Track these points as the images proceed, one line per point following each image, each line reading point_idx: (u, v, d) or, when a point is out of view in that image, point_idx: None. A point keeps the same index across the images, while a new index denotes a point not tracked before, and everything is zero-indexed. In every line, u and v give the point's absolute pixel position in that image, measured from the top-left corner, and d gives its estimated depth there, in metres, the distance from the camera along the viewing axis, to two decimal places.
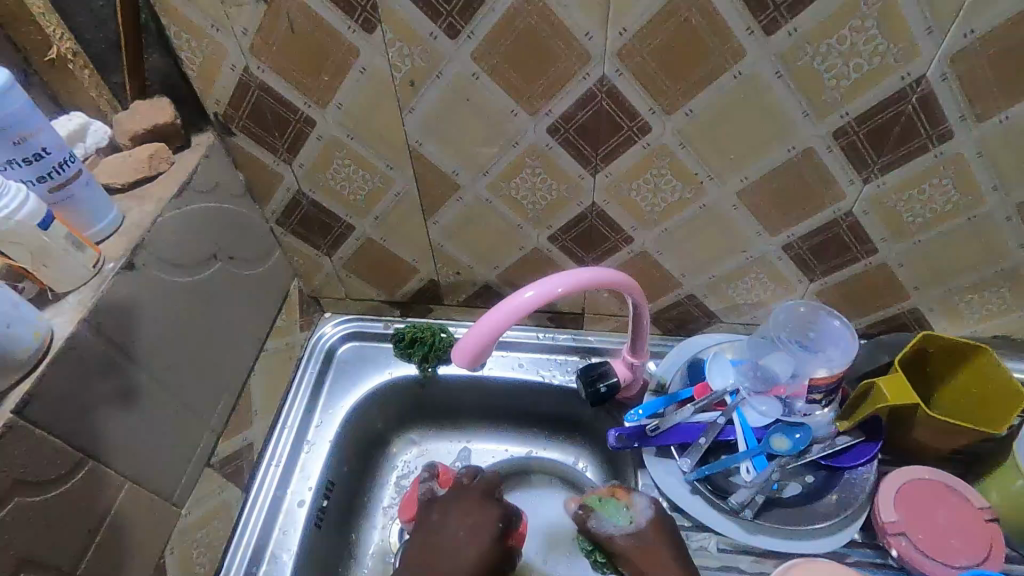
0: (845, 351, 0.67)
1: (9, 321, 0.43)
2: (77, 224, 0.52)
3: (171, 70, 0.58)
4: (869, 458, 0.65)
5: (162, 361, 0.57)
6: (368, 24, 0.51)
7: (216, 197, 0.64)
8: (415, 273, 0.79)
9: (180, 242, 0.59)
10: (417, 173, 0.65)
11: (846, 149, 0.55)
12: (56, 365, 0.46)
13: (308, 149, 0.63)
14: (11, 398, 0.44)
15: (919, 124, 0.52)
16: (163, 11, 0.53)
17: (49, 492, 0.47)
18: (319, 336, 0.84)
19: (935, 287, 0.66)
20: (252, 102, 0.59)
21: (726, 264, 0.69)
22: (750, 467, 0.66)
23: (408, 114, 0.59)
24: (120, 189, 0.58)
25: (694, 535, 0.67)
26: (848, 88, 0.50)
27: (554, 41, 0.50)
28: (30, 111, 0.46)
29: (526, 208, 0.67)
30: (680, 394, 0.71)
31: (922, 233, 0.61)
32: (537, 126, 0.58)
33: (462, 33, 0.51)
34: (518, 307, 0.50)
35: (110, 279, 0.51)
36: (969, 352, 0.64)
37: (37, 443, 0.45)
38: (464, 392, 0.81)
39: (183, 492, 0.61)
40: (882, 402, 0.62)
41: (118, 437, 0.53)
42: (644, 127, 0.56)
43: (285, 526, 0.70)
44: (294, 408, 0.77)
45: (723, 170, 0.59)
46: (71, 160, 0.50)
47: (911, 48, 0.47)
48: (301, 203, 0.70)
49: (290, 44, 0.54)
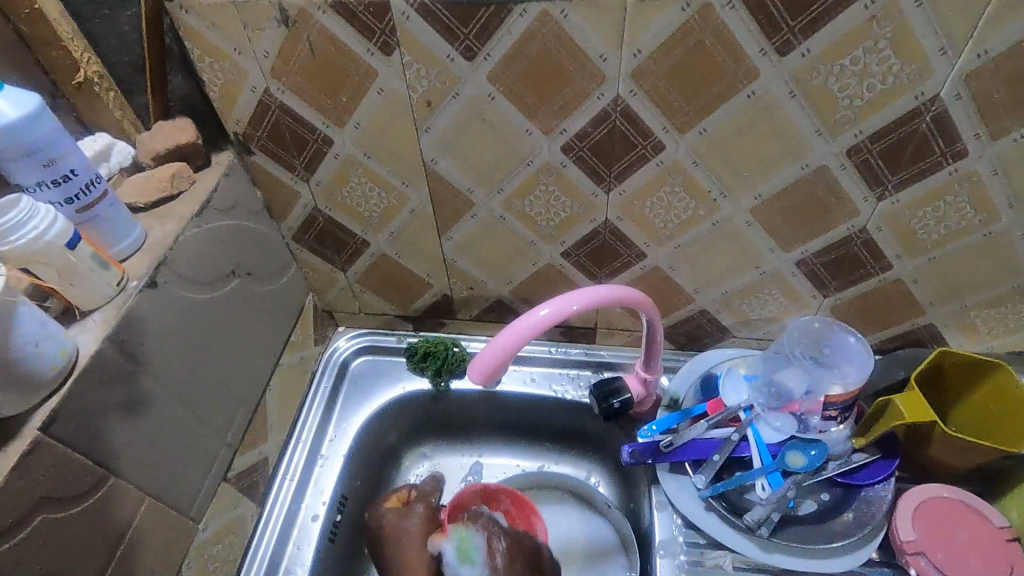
0: (861, 368, 0.66)
1: (38, 340, 0.44)
2: (101, 243, 0.53)
3: (194, 92, 0.59)
4: (886, 475, 0.65)
5: (183, 376, 0.58)
6: (387, 47, 0.52)
7: (236, 215, 0.65)
8: (429, 289, 0.80)
9: (200, 259, 0.59)
10: (432, 191, 0.66)
11: (859, 167, 0.55)
12: (81, 382, 0.47)
13: (326, 166, 0.64)
14: (38, 416, 0.45)
15: (934, 143, 0.52)
16: (188, 35, 0.54)
17: (72, 508, 0.47)
18: (334, 349, 0.85)
19: (951, 303, 0.66)
20: (272, 122, 0.60)
21: (739, 279, 0.69)
22: (765, 484, 0.65)
23: (424, 134, 0.59)
24: (143, 208, 0.59)
25: (709, 553, 0.67)
26: (862, 108, 0.51)
27: (569, 62, 0.51)
28: (59, 135, 0.48)
29: (540, 225, 0.67)
30: (694, 411, 0.70)
31: (937, 249, 0.61)
32: (551, 144, 0.58)
33: (479, 54, 0.52)
34: (535, 325, 0.50)
35: (133, 297, 0.52)
36: (985, 369, 0.64)
37: (63, 458, 0.46)
38: (477, 406, 0.81)
39: (201, 506, 0.62)
40: (898, 419, 0.62)
41: (138, 452, 0.53)
42: (657, 146, 0.57)
43: (299, 541, 0.70)
44: (308, 422, 0.78)
45: (735, 187, 0.59)
46: (98, 181, 0.51)
47: (924, 68, 0.47)
48: (317, 220, 0.72)
49: (309, 66, 0.55)
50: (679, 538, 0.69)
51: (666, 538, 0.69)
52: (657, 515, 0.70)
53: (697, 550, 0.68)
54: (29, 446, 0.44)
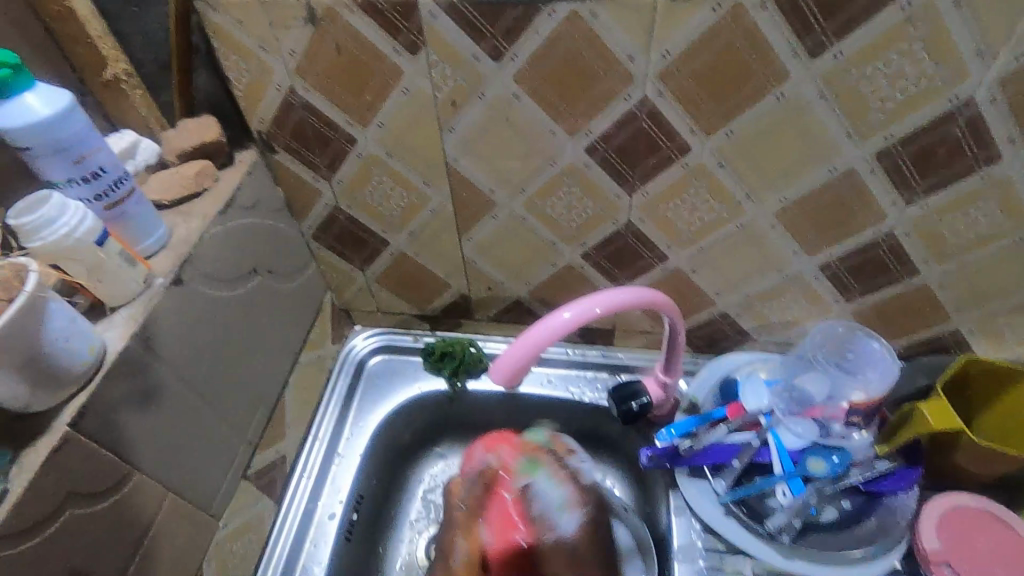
0: (884, 374, 0.66)
1: (68, 336, 0.44)
2: (128, 240, 0.53)
3: (219, 90, 0.59)
4: (911, 482, 0.63)
5: (205, 373, 0.58)
6: (413, 47, 0.52)
7: (258, 214, 0.65)
8: (447, 288, 0.79)
9: (223, 257, 0.60)
10: (453, 190, 0.66)
11: (888, 170, 0.54)
12: (108, 379, 0.47)
13: (348, 165, 0.65)
14: (66, 412, 0.45)
15: (966, 146, 0.51)
16: (215, 34, 0.54)
17: (99, 504, 0.48)
18: (350, 348, 0.83)
19: (978, 309, 0.65)
20: (295, 121, 0.61)
21: (761, 283, 0.69)
22: (785, 490, 0.64)
23: (448, 133, 0.59)
24: (168, 205, 0.59)
25: (729, 558, 0.67)
26: (893, 111, 0.50)
27: (596, 61, 0.51)
28: (89, 132, 0.48)
29: (561, 226, 0.67)
30: (713, 415, 0.69)
31: (965, 255, 0.60)
32: (575, 145, 0.58)
33: (506, 54, 0.51)
34: (560, 328, 0.50)
35: (159, 295, 0.52)
36: (1012, 377, 0.63)
37: (90, 454, 0.46)
38: (493, 407, 0.81)
39: (221, 503, 0.62)
40: (926, 427, 0.61)
41: (161, 450, 0.54)
42: (683, 147, 0.56)
43: (316, 539, 0.70)
44: (325, 420, 0.77)
45: (762, 191, 0.59)
46: (126, 178, 0.51)
47: (959, 71, 0.47)
48: (337, 219, 0.72)
49: (335, 65, 0.55)
50: (698, 543, 0.68)
51: (684, 543, 0.69)
52: (675, 520, 0.70)
53: (716, 555, 0.67)
54: (57, 442, 0.44)
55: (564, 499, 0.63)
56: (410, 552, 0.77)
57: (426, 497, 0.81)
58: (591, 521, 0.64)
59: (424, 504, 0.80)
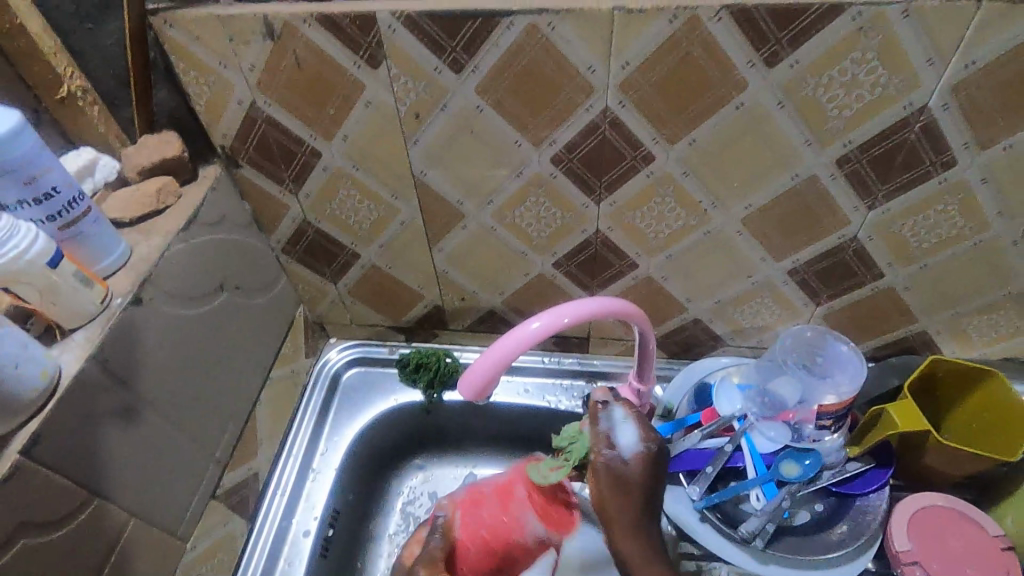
0: (854, 377, 0.65)
1: (19, 361, 0.43)
2: (85, 260, 0.52)
3: (180, 105, 0.58)
4: (880, 485, 0.65)
5: (168, 394, 0.57)
6: (374, 60, 0.52)
7: (223, 229, 0.64)
8: (421, 300, 0.79)
9: (186, 274, 0.59)
10: (421, 202, 0.65)
11: (850, 176, 0.55)
12: (62, 405, 0.46)
13: (314, 179, 0.64)
14: (19, 440, 0.44)
15: (923, 152, 0.52)
16: (173, 49, 0.53)
17: (56, 532, 0.47)
18: (324, 362, 0.84)
19: (943, 310, 0.66)
20: (259, 135, 0.60)
21: (731, 288, 0.69)
22: (759, 494, 0.65)
23: (413, 145, 0.59)
24: (130, 223, 0.58)
25: (705, 565, 0.67)
26: (850, 118, 0.51)
27: (557, 73, 0.51)
28: (40, 152, 0.47)
29: (531, 235, 0.67)
30: (688, 420, 0.70)
31: (928, 257, 0.61)
32: (541, 156, 0.58)
33: (466, 66, 0.51)
34: (525, 339, 0.50)
35: (118, 316, 0.51)
36: (977, 377, 0.64)
37: (46, 482, 0.45)
38: (470, 418, 0.81)
39: (189, 525, 0.61)
40: (893, 427, 0.61)
41: (122, 474, 0.53)
42: (647, 157, 0.56)
43: (290, 557, 0.70)
44: (299, 436, 0.77)
45: (726, 198, 0.59)
46: (81, 197, 0.50)
47: (912, 79, 0.47)
48: (306, 233, 0.71)
49: (296, 78, 0.54)
50: (674, 551, 0.68)
51: (660, 551, 0.68)
52: None
53: (692, 562, 0.68)
54: (9, 471, 0.43)
55: (573, 476, 0.68)
56: (388, 567, 0.76)
57: (405, 510, 0.80)
58: (601, 512, 0.66)
59: (403, 517, 0.79)
